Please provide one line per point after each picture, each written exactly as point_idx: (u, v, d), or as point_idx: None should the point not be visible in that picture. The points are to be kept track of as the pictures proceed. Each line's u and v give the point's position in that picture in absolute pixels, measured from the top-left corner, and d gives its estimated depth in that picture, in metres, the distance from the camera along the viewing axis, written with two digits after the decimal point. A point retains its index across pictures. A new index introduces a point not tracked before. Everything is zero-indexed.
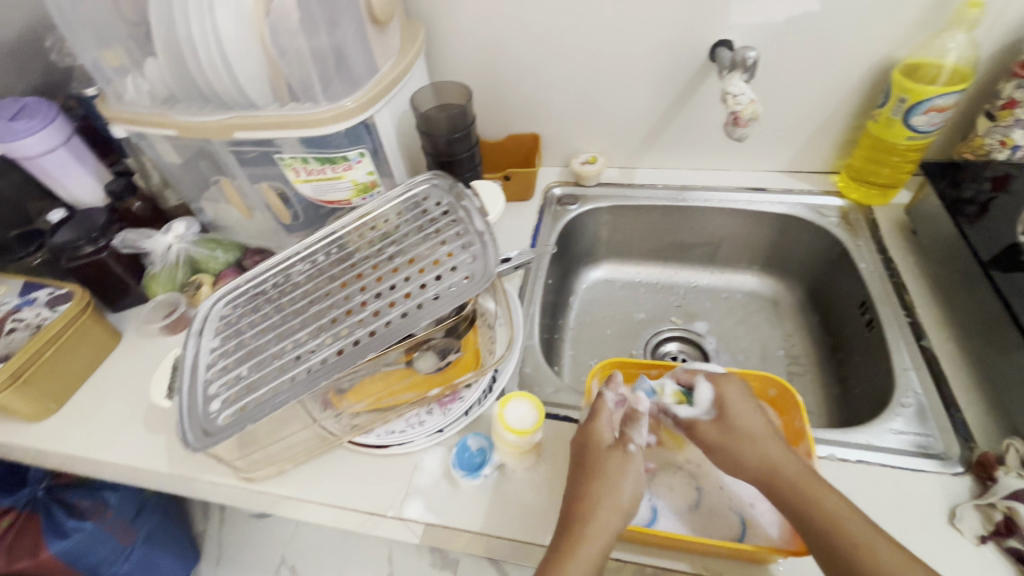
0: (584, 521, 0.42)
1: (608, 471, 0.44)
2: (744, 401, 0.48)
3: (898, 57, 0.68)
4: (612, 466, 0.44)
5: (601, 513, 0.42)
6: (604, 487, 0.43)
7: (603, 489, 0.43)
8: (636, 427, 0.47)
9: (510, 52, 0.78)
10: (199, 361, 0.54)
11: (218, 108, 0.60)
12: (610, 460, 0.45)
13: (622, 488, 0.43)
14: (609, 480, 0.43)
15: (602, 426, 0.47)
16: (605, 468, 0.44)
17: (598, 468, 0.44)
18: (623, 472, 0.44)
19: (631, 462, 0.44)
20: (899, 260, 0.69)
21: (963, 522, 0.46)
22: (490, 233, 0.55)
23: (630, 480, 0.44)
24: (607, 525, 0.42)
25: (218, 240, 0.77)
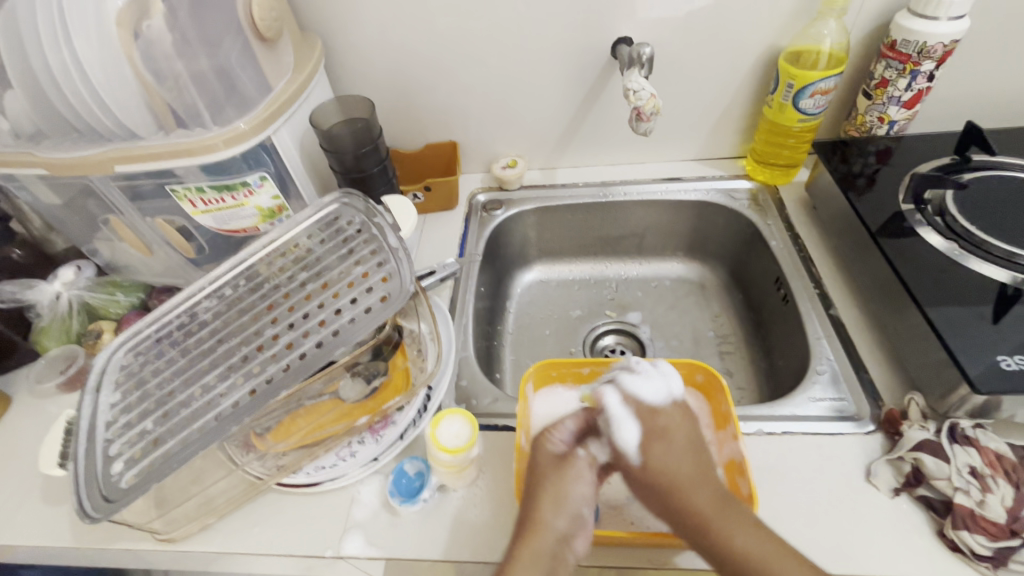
0: (536, 529, 0.42)
1: (553, 475, 0.44)
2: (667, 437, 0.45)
3: (782, 45, 0.72)
4: (556, 471, 0.44)
5: (551, 519, 0.42)
6: (555, 497, 0.43)
7: (551, 499, 0.43)
8: (596, 441, 0.46)
9: (416, 61, 0.76)
10: (95, 421, 0.48)
11: (94, 142, 0.55)
12: (552, 466, 0.45)
13: (571, 495, 0.43)
14: (556, 488, 0.43)
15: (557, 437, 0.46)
16: (551, 473, 0.44)
17: (546, 479, 0.44)
18: (570, 480, 0.44)
19: (581, 467, 0.45)
20: (805, 235, 0.73)
21: (878, 477, 0.48)
22: (404, 248, 0.54)
23: (582, 487, 0.44)
24: (558, 530, 0.42)
25: (117, 282, 0.72)
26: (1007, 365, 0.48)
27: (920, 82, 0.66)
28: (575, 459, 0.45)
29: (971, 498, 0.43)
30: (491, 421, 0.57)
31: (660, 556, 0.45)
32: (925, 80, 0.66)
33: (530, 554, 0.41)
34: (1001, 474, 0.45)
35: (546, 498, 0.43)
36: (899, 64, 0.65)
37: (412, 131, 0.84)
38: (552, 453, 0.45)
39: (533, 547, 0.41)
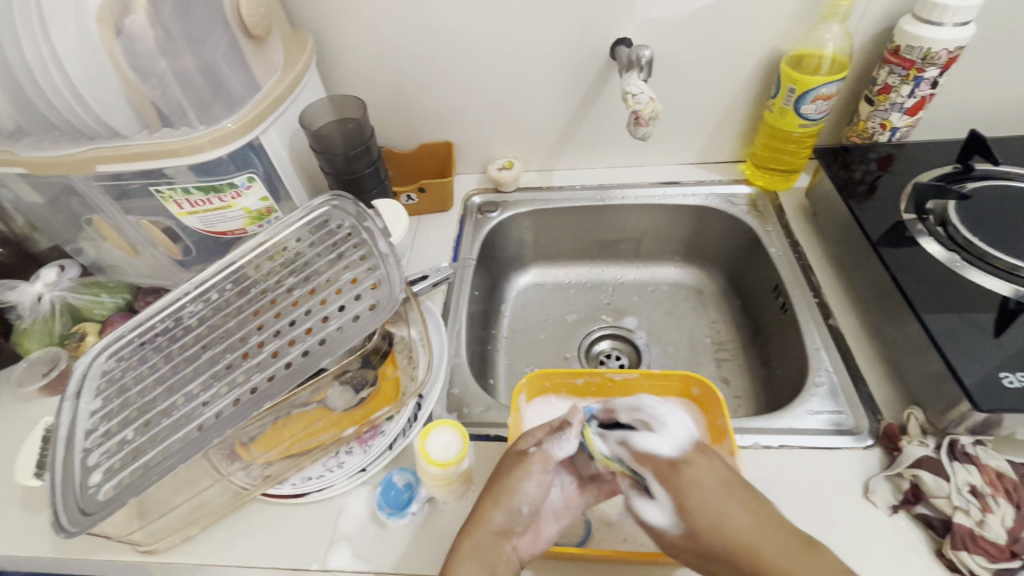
0: (474, 522, 0.42)
1: (503, 469, 0.45)
2: (711, 482, 0.42)
3: (783, 49, 0.71)
4: (509, 465, 0.45)
5: (490, 511, 0.43)
6: (500, 492, 0.43)
7: (491, 492, 0.44)
8: (558, 439, 0.46)
9: (411, 59, 0.74)
10: (75, 430, 0.47)
11: (76, 141, 0.54)
12: (508, 460, 0.46)
13: (513, 491, 0.43)
14: (504, 485, 0.44)
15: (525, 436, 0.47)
16: (504, 468, 0.45)
17: (500, 473, 0.45)
18: (516, 476, 0.44)
19: (532, 465, 0.44)
20: (804, 242, 0.72)
21: (876, 494, 0.47)
22: (394, 254, 0.52)
23: (529, 485, 0.44)
24: (496, 523, 0.42)
25: (103, 283, 0.70)
26: (1009, 382, 0.47)
27: (924, 89, 0.65)
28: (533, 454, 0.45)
29: (970, 518, 0.43)
30: (483, 431, 0.56)
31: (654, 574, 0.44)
32: (928, 87, 0.65)
33: (470, 544, 0.41)
34: (1002, 493, 0.44)
35: (491, 491, 0.44)
36: (902, 70, 0.64)
37: (407, 131, 0.83)
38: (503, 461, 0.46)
39: (470, 539, 0.41)
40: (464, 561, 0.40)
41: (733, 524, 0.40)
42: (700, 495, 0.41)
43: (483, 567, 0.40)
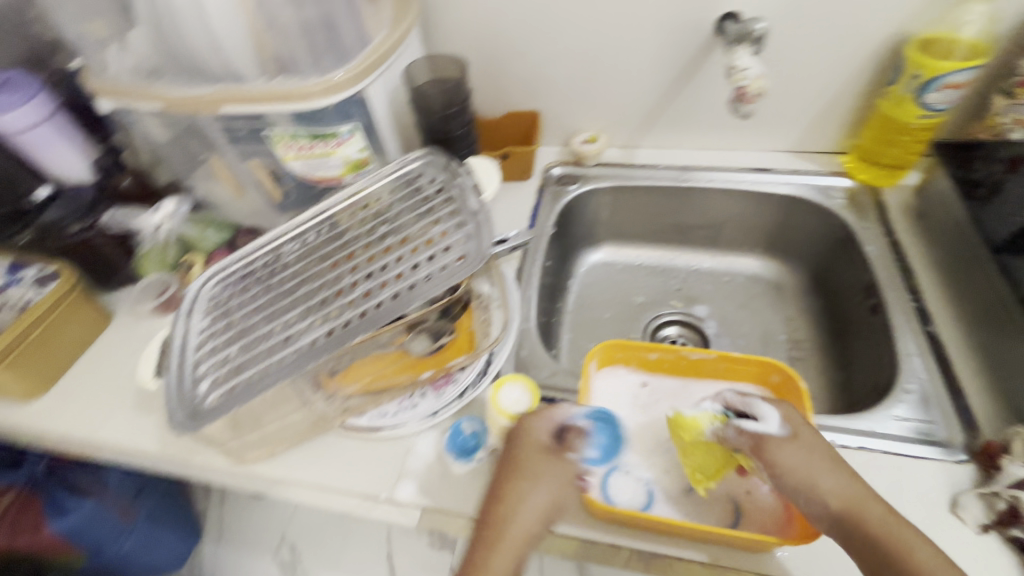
0: (502, 525, 0.41)
1: (533, 473, 0.42)
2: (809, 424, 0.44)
3: (912, 31, 0.65)
4: (540, 470, 0.42)
5: (502, 519, 0.41)
6: (528, 497, 0.41)
7: (511, 499, 0.41)
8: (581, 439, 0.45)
9: (509, 25, 0.74)
10: (187, 344, 0.53)
11: (204, 82, 0.58)
12: (540, 463, 0.42)
13: (524, 501, 0.41)
14: (523, 490, 0.41)
15: (538, 427, 0.44)
16: (530, 473, 0.42)
17: (525, 474, 0.42)
18: (538, 484, 0.41)
19: (553, 470, 0.42)
20: (905, 243, 0.67)
21: (964, 510, 0.45)
22: (484, 211, 0.53)
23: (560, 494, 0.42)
24: (520, 532, 0.40)
25: (211, 219, 0.76)
26: None
27: None
28: (562, 456, 0.43)
29: None
30: (548, 394, 0.57)
31: (711, 552, 0.45)
32: None
33: (507, 552, 0.39)
34: None
35: (512, 496, 0.41)
36: None
37: (495, 98, 0.84)
38: (505, 454, 0.44)
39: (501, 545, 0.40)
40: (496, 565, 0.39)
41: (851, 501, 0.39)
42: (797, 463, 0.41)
43: (512, 570, 0.39)
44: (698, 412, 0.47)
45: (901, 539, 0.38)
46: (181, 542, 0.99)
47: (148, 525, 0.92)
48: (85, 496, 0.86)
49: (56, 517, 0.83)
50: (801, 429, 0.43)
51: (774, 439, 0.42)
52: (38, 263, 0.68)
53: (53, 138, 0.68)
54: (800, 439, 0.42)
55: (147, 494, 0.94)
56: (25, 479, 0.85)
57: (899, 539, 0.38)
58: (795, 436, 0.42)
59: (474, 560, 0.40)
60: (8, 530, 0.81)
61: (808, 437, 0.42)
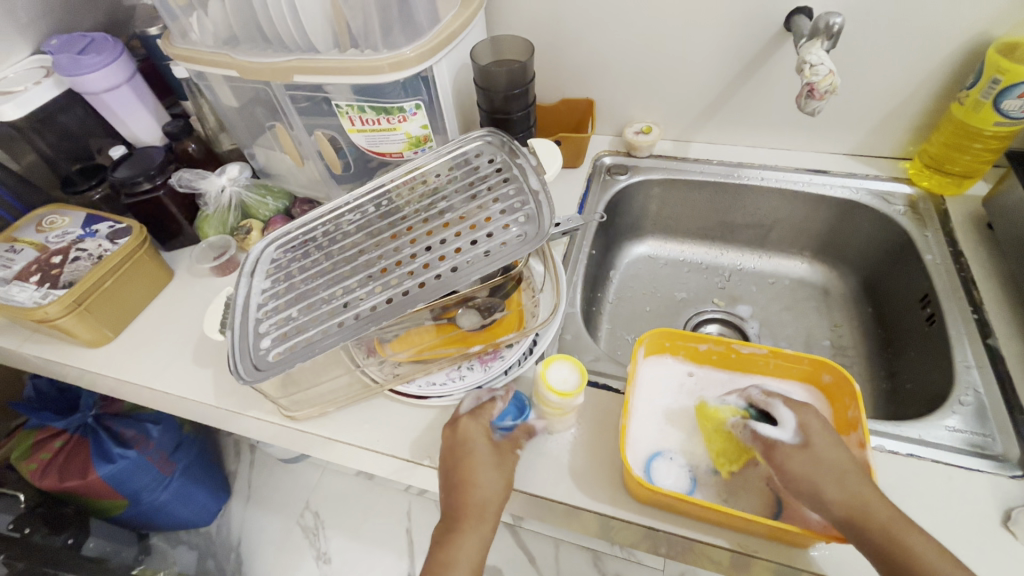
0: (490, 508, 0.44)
1: (476, 460, 0.46)
2: (830, 429, 0.44)
3: (994, 35, 0.63)
4: (481, 457, 0.46)
5: (476, 488, 0.45)
6: (483, 484, 0.45)
7: (467, 476, 0.45)
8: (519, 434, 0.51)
9: (572, 11, 0.74)
10: (250, 302, 0.55)
11: (279, 52, 0.60)
12: (482, 452, 0.47)
13: (474, 477, 0.45)
14: (473, 469, 0.45)
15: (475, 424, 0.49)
16: (474, 454, 0.46)
17: (464, 460, 0.46)
18: (494, 465, 0.46)
19: (478, 450, 0.47)
20: (969, 253, 0.65)
21: (1018, 525, 0.44)
22: (545, 192, 0.54)
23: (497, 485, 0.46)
24: (477, 501, 0.44)
25: (269, 187, 0.79)
26: None
27: None
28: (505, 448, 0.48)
29: None
30: (592, 378, 0.58)
31: (748, 539, 0.45)
32: None
33: (470, 519, 0.43)
34: None
35: (467, 473, 0.45)
36: None
37: (551, 85, 0.84)
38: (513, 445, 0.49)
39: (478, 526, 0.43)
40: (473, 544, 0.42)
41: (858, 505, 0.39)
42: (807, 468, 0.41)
43: (482, 538, 0.43)
44: (723, 406, 0.51)
45: (908, 545, 0.37)
46: (212, 498, 1.03)
47: (183, 478, 0.97)
48: (130, 446, 0.88)
49: (102, 463, 0.84)
50: (816, 435, 0.43)
51: (783, 445, 0.43)
52: (109, 218, 0.71)
53: (129, 100, 0.73)
54: (811, 446, 0.42)
55: (185, 449, 0.97)
56: (77, 423, 0.87)
57: (908, 545, 0.38)
58: (807, 444, 0.43)
59: (453, 527, 0.43)
60: (57, 474, 0.84)
61: (823, 444, 0.42)
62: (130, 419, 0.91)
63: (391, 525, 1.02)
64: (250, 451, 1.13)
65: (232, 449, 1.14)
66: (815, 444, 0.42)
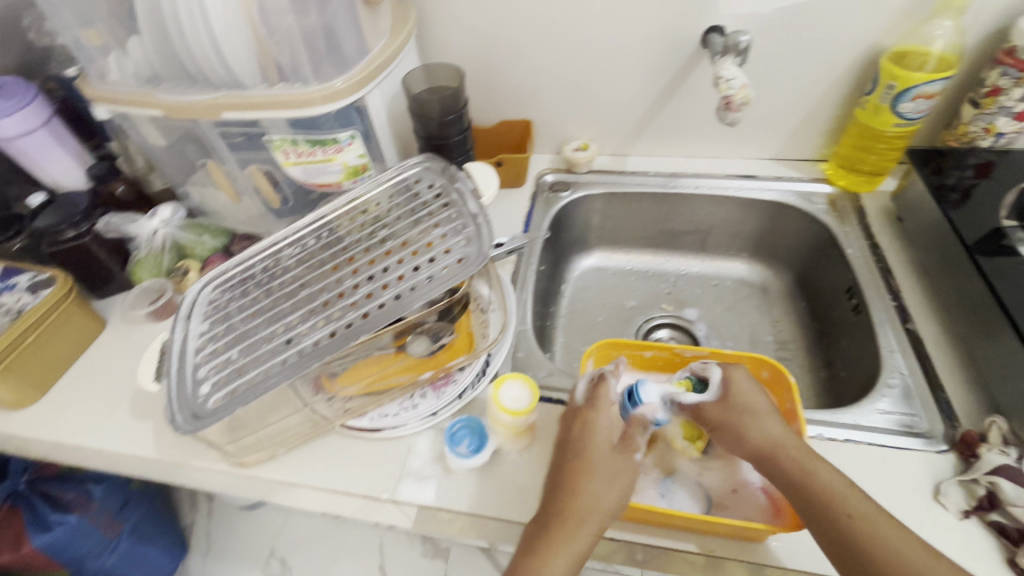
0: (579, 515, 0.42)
1: (599, 468, 0.44)
2: (750, 387, 0.48)
3: (886, 44, 0.68)
4: (606, 467, 0.44)
5: (582, 512, 0.42)
6: (581, 496, 0.43)
7: (591, 497, 0.43)
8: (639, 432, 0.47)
9: (502, 36, 0.77)
10: (187, 346, 0.53)
11: (204, 89, 0.59)
12: (603, 460, 0.45)
13: (613, 496, 0.43)
14: (616, 492, 0.43)
15: (602, 427, 0.47)
16: (599, 469, 0.44)
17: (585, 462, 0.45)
18: (609, 476, 0.44)
19: (625, 472, 0.44)
20: (885, 245, 0.70)
21: (947, 497, 0.47)
22: (483, 215, 0.55)
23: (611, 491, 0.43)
24: (582, 509, 0.42)
25: (205, 225, 0.77)
26: None
27: None
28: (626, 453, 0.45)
29: None
30: (546, 394, 0.58)
31: (705, 539, 0.47)
32: None
33: (565, 548, 0.41)
34: None
35: (591, 497, 0.43)
36: (1016, 72, 0.61)
37: (489, 108, 0.86)
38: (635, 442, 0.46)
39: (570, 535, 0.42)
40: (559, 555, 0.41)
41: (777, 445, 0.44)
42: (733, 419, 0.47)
43: (578, 551, 0.41)
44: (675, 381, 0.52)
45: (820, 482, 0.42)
46: (166, 556, 0.97)
47: (133, 538, 0.91)
48: (70, 510, 0.82)
49: (38, 532, 0.78)
50: (737, 390, 0.47)
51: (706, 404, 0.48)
52: (29, 269, 0.66)
53: (47, 144, 0.69)
54: (728, 399, 0.47)
55: (133, 505, 0.91)
56: (7, 492, 0.80)
57: (822, 486, 0.41)
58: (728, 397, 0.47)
59: (547, 531, 0.42)
60: None
61: (740, 395, 0.47)
62: (69, 481, 0.84)
63: (362, 562, 0.99)
64: (206, 502, 1.07)
65: (187, 501, 1.08)
66: (730, 397, 0.47)
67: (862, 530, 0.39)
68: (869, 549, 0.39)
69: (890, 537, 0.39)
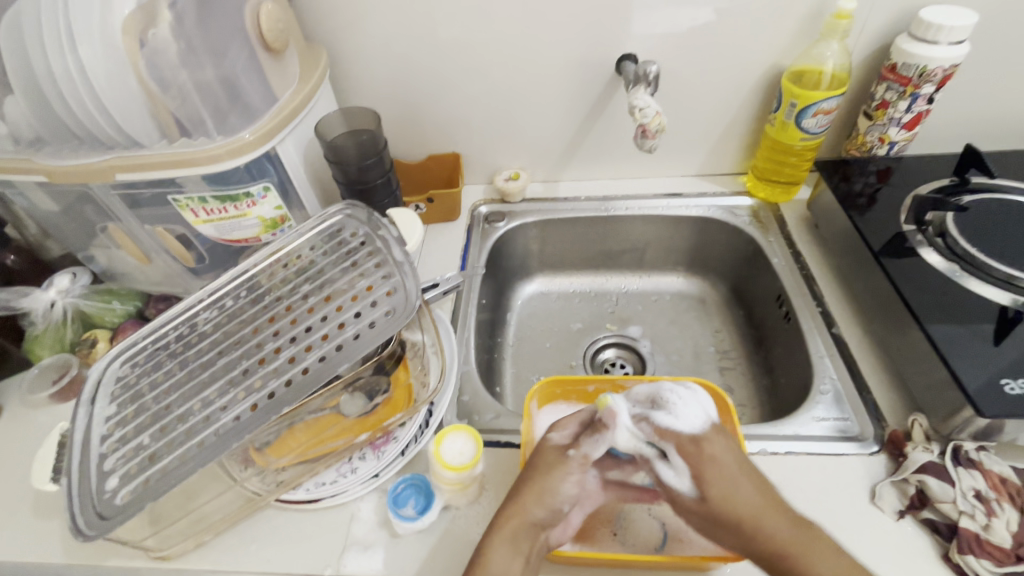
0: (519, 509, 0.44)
1: (543, 465, 0.46)
2: (731, 457, 0.44)
3: (784, 64, 0.73)
4: (547, 464, 0.46)
5: (531, 506, 0.44)
6: (538, 486, 0.45)
7: (537, 486, 0.45)
8: (592, 440, 0.46)
9: (421, 73, 0.76)
10: (91, 434, 0.47)
11: (95, 150, 0.55)
12: (547, 457, 0.47)
13: (559, 490, 0.45)
14: (557, 484, 0.45)
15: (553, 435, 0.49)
16: (544, 463, 0.46)
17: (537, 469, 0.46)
18: (560, 475, 0.45)
19: (569, 464, 0.46)
20: (805, 252, 0.73)
21: (883, 500, 0.48)
22: (409, 262, 0.53)
23: (566, 485, 0.45)
24: (528, 505, 0.44)
25: (114, 290, 0.70)
26: (1011, 389, 0.48)
27: (920, 104, 0.67)
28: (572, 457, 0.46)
29: (975, 522, 0.44)
30: (494, 438, 0.56)
31: None
32: (924, 102, 0.67)
33: (507, 540, 0.42)
34: (1005, 498, 0.45)
35: (539, 490, 0.45)
36: (899, 87, 0.66)
37: (416, 143, 0.84)
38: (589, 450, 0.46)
39: (512, 527, 0.43)
40: (501, 547, 0.42)
41: (761, 514, 0.41)
42: (716, 472, 0.43)
43: (519, 547, 0.42)
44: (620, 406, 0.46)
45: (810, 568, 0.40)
46: None
47: None
48: None
49: None
50: (718, 451, 0.43)
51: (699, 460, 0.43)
52: None
53: None
54: (709, 452, 0.43)
55: None
56: None
57: (772, 539, 0.41)
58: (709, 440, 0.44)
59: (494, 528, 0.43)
60: None
61: (721, 452, 0.44)
62: None
63: None
64: None
65: None
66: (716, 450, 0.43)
67: (799, 566, 0.40)
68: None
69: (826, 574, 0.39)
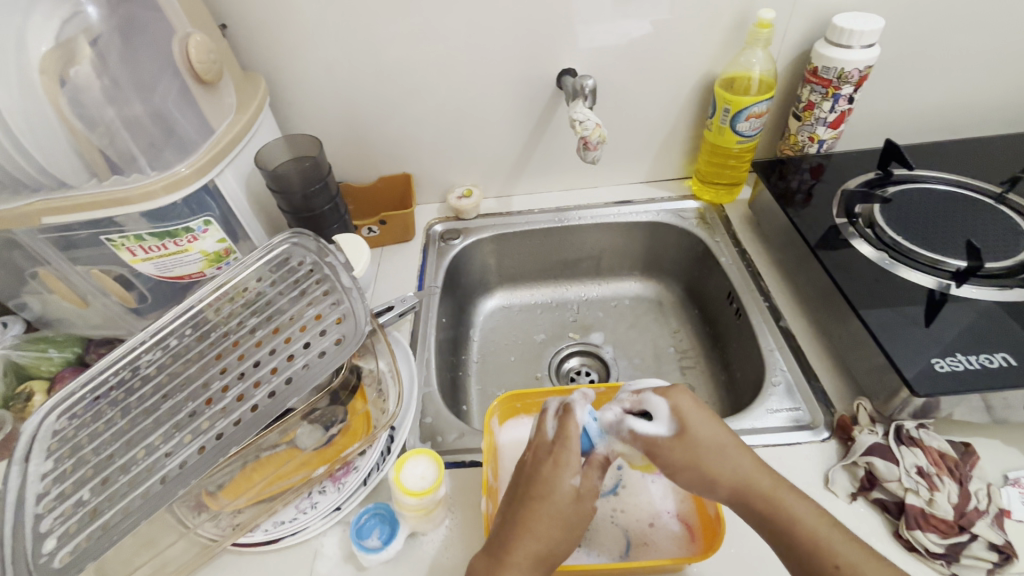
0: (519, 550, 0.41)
1: (547, 501, 0.43)
2: (697, 419, 0.44)
3: (716, 72, 0.76)
4: (552, 503, 0.43)
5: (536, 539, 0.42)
6: (540, 523, 0.42)
7: (541, 532, 0.42)
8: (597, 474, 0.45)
9: (366, 97, 0.76)
10: (25, 495, 0.43)
11: (17, 194, 0.52)
12: (552, 496, 0.43)
13: (562, 519, 0.43)
14: (561, 507, 0.43)
15: (564, 480, 0.44)
16: (548, 503, 0.43)
17: (535, 505, 0.43)
18: (568, 509, 0.43)
19: (572, 502, 0.44)
20: (750, 249, 0.76)
21: (835, 484, 0.50)
22: (357, 288, 0.53)
23: (576, 523, 0.44)
24: (533, 544, 0.41)
25: (50, 337, 0.67)
26: (941, 366, 0.51)
27: (842, 104, 0.71)
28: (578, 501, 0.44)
29: (920, 497, 0.46)
30: (458, 458, 0.56)
31: None
32: (846, 102, 0.71)
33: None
34: (945, 471, 0.48)
35: (544, 515, 0.43)
36: (822, 89, 0.70)
37: (366, 166, 0.84)
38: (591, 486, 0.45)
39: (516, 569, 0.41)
40: None
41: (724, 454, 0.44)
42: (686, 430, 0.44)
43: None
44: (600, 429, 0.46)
45: (793, 521, 0.41)
46: None
47: None
48: None
49: None
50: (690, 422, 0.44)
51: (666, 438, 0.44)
52: None
53: None
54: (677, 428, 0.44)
55: None
56: None
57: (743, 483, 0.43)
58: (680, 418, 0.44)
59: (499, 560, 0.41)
60: None
61: (688, 417, 0.44)
62: None
63: None
64: None
65: None
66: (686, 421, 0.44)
67: (781, 513, 0.42)
68: (783, 525, 0.41)
69: (802, 519, 0.41)
